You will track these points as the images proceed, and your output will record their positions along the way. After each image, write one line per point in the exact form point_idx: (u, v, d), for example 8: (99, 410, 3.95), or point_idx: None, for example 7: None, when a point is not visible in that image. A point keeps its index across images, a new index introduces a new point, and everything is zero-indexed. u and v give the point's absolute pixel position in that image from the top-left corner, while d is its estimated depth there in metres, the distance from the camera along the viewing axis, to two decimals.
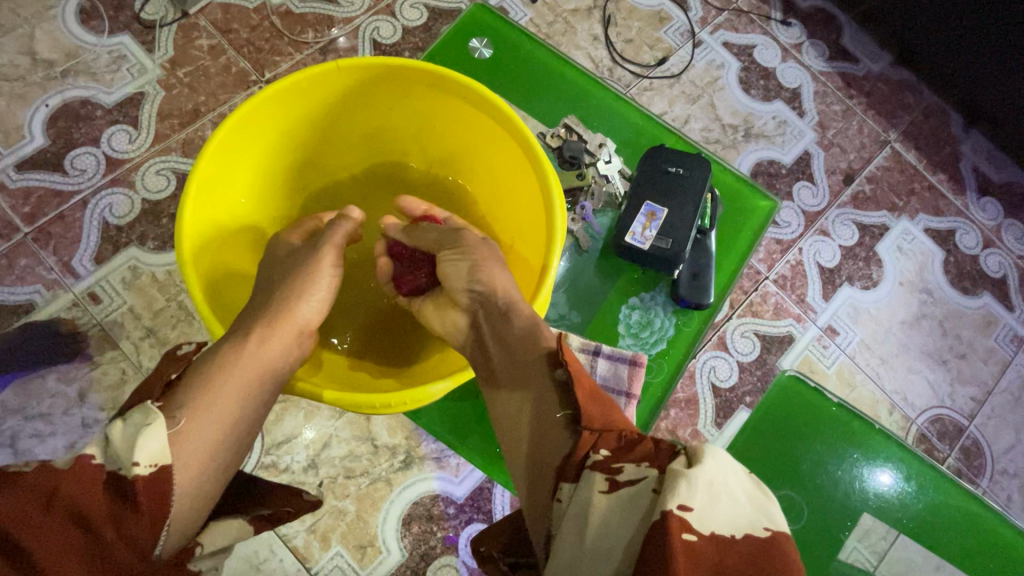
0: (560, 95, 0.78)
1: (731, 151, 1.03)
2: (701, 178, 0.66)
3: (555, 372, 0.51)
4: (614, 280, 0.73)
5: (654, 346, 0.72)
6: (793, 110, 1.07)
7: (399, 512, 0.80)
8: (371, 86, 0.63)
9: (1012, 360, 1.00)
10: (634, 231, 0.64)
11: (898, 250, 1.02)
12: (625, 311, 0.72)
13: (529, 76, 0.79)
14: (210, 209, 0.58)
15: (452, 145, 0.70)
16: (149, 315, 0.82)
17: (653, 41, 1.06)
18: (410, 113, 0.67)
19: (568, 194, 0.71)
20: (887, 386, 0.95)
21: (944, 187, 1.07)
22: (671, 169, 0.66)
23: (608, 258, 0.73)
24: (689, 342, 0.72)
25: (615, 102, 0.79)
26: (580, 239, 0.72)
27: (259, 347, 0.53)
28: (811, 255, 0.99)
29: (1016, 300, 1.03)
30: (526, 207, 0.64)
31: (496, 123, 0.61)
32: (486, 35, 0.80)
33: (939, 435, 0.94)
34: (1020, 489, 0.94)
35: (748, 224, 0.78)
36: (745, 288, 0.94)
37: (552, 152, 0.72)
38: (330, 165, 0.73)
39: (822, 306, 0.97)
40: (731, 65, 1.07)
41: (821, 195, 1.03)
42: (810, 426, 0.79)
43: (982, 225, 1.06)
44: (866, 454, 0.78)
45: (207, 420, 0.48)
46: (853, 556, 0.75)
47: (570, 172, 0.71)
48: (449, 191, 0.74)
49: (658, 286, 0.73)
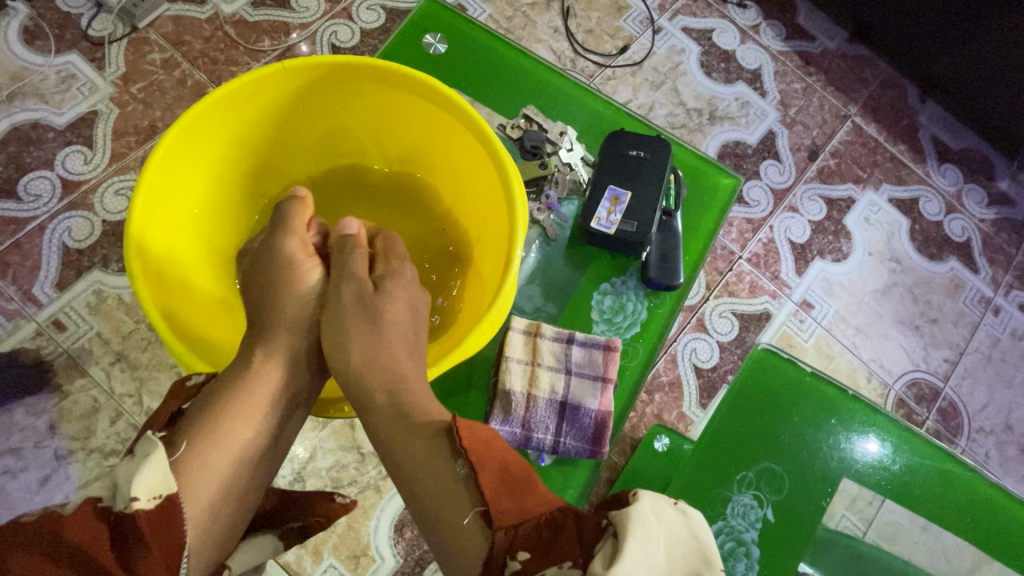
0: (519, 86, 0.78)
1: (697, 135, 1.04)
2: (662, 159, 0.66)
3: (456, 464, 0.47)
4: (586, 268, 0.73)
5: (628, 329, 0.71)
6: (755, 91, 1.08)
7: (390, 519, 0.79)
8: (317, 87, 0.62)
9: (982, 321, 1.03)
10: (599, 216, 0.65)
11: (865, 222, 1.04)
12: (597, 297, 0.72)
13: (486, 68, 0.79)
14: (162, 219, 0.56)
15: (408, 143, 0.70)
16: (118, 339, 0.80)
17: (613, 30, 1.07)
18: (360, 111, 0.67)
19: (532, 184, 0.71)
20: (864, 354, 0.97)
21: (906, 157, 1.10)
22: (633, 152, 0.66)
23: (577, 247, 0.73)
24: (662, 323, 0.72)
25: (574, 90, 0.79)
26: (547, 229, 0.71)
27: (260, 365, 0.53)
28: (783, 231, 1.01)
29: (981, 263, 1.06)
30: (490, 201, 0.63)
31: (450, 115, 0.61)
32: (439, 31, 0.79)
33: (916, 399, 0.97)
34: (997, 446, 0.97)
35: (714, 202, 0.78)
36: (720, 269, 0.96)
37: (513, 142, 0.72)
38: (288, 171, 0.71)
39: (796, 282, 0.99)
40: (692, 50, 1.08)
41: (788, 172, 1.05)
42: (786, 399, 0.75)
43: (944, 191, 1.09)
44: (844, 422, 0.76)
45: (219, 443, 0.48)
46: (850, 517, 0.73)
47: (533, 163, 0.71)
48: (412, 190, 0.73)
49: (629, 270, 0.73)
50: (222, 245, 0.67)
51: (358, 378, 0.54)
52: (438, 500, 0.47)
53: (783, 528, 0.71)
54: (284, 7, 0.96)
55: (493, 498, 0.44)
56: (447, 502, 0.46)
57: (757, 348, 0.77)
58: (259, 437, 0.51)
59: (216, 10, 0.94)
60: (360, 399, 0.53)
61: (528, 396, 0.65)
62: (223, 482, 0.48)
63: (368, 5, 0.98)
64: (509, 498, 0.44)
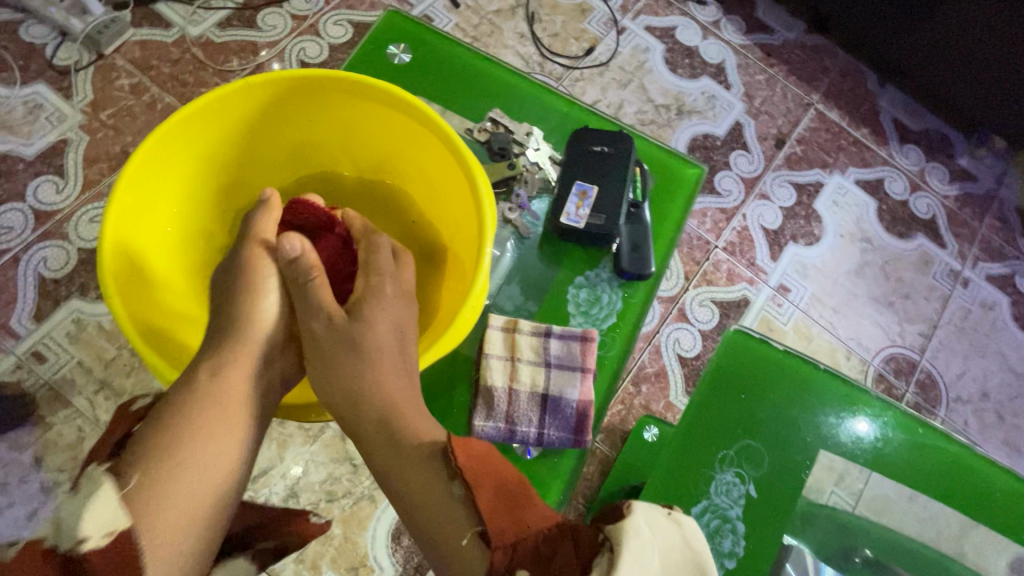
0: (485, 91, 0.79)
1: (666, 130, 1.06)
2: (626, 154, 0.68)
3: (453, 484, 0.47)
4: (561, 265, 0.74)
5: (605, 320, 0.72)
6: (719, 84, 1.11)
7: (387, 527, 0.79)
8: (283, 98, 0.63)
9: (952, 294, 1.06)
10: (568, 211, 0.66)
11: (834, 204, 1.07)
12: (572, 291, 0.72)
13: (451, 74, 0.80)
14: (135, 237, 0.56)
15: (379, 152, 0.70)
16: (101, 367, 0.79)
17: (579, 33, 1.09)
18: (328, 121, 0.67)
19: (501, 184, 0.72)
20: (842, 333, 1.00)
21: (869, 140, 1.13)
22: (597, 148, 0.68)
23: (550, 243, 0.74)
24: (638, 312, 0.73)
25: (539, 91, 0.80)
26: (519, 227, 0.73)
27: (217, 379, 0.50)
28: (755, 219, 1.03)
29: (947, 238, 1.09)
30: (462, 201, 0.64)
31: (415, 121, 0.62)
32: (403, 40, 0.81)
33: (895, 373, 0.99)
34: (976, 414, 0.99)
35: (680, 192, 0.80)
36: (697, 259, 0.99)
37: (482, 146, 0.74)
38: (260, 185, 0.71)
39: (771, 267, 1.01)
40: (656, 48, 1.11)
41: (756, 161, 1.07)
42: (760, 379, 0.71)
43: (908, 171, 1.13)
44: (821, 398, 0.71)
45: (180, 467, 0.44)
46: (835, 497, 0.68)
47: (501, 164, 0.72)
48: (385, 198, 0.73)
49: (602, 263, 0.74)
50: (199, 259, 0.66)
51: (348, 406, 0.54)
52: (435, 521, 0.47)
53: (764, 507, 0.67)
54: (251, 27, 0.97)
55: (488, 516, 0.44)
56: (444, 522, 0.46)
57: (729, 331, 0.73)
58: (225, 456, 0.46)
59: (183, 33, 0.95)
60: (353, 428, 0.54)
61: (509, 390, 0.65)
62: (189, 511, 0.43)
63: (335, 21, 0.99)
64: (507, 511, 0.44)
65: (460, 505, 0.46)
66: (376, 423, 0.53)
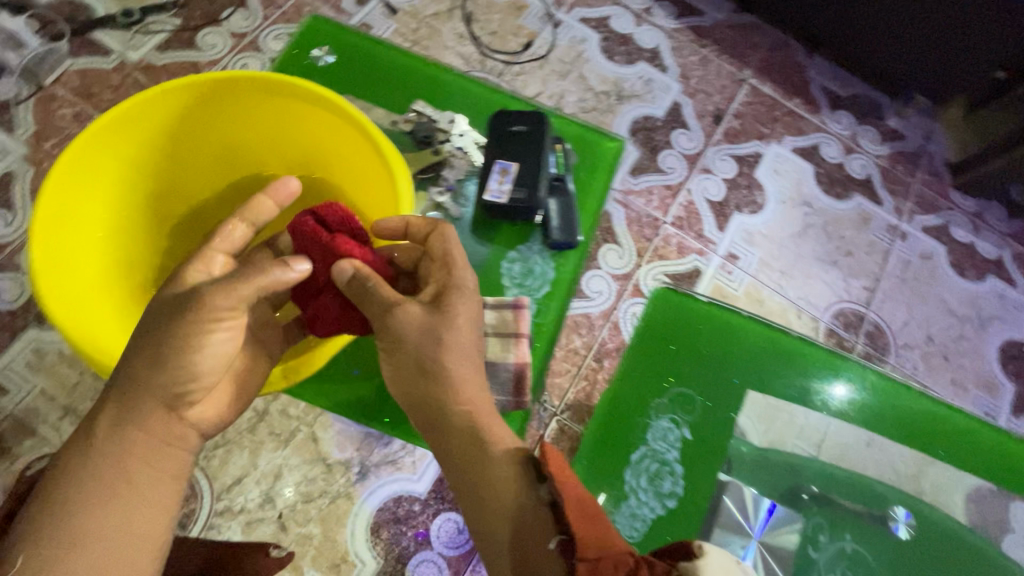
0: (408, 84, 0.82)
1: (608, 115, 1.10)
2: (541, 131, 0.72)
3: (540, 489, 0.53)
4: (491, 240, 0.76)
5: (539, 291, 0.75)
6: (656, 68, 1.16)
7: (365, 522, 0.81)
8: (202, 105, 0.66)
9: (893, 247, 1.11)
10: (490, 188, 0.70)
11: (774, 172, 1.12)
12: (506, 265, 0.75)
13: (373, 72, 0.82)
14: (64, 244, 0.58)
15: (304, 148, 0.72)
16: (64, 393, 0.80)
17: (516, 29, 1.13)
18: (249, 121, 0.69)
19: (429, 170, 0.76)
20: (791, 294, 1.04)
21: (801, 109, 1.19)
22: (515, 128, 0.72)
23: (480, 222, 0.76)
24: (571, 280, 0.76)
25: (459, 80, 0.83)
26: (449, 209, 0.75)
27: (111, 441, 0.50)
28: (700, 192, 1.08)
29: (883, 194, 1.15)
30: (382, 188, 0.66)
31: (332, 113, 0.65)
32: (325, 44, 0.83)
33: (844, 327, 1.04)
34: (923, 358, 1.04)
35: (603, 163, 0.82)
36: (648, 236, 1.03)
37: (408, 135, 0.77)
38: (190, 190, 0.73)
39: (719, 237, 1.05)
40: (592, 38, 1.15)
41: (697, 138, 1.12)
42: (696, 335, 0.74)
43: (841, 135, 1.18)
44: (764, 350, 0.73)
45: (66, 541, 0.46)
46: (791, 440, 0.70)
47: (426, 151, 0.76)
48: (315, 192, 0.75)
49: (532, 236, 0.76)
50: (135, 264, 0.68)
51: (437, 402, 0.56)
52: (512, 520, 0.52)
53: (702, 452, 0.69)
54: (191, 47, 0.98)
55: (572, 523, 0.48)
56: (524, 524, 0.51)
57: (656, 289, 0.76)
58: (116, 519, 0.48)
59: (123, 58, 0.96)
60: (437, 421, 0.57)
61: None
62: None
63: (274, 36, 1.02)
64: (585, 521, 0.48)
65: (541, 510, 0.52)
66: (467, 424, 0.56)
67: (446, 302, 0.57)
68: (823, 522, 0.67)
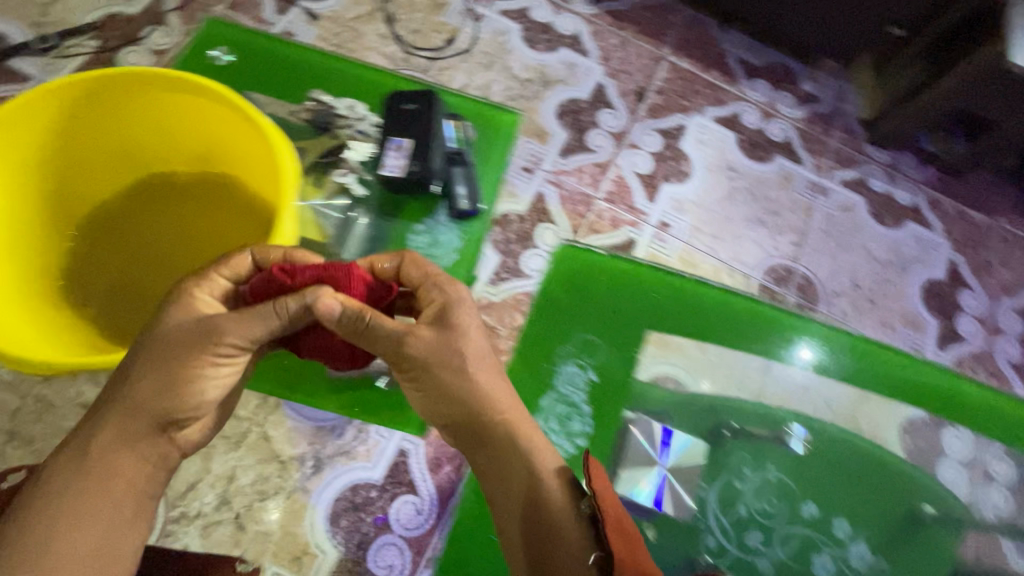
0: (308, 77, 0.85)
1: (534, 101, 1.14)
2: (432, 107, 0.76)
3: (580, 505, 0.62)
4: (397, 216, 0.79)
5: (445, 258, 0.80)
6: (577, 52, 1.20)
7: (324, 513, 0.82)
8: (82, 108, 0.71)
9: (815, 202, 1.17)
10: (386, 164, 0.73)
11: (698, 142, 1.17)
12: (413, 237, 0.79)
13: (273, 67, 0.85)
14: None
15: (200, 142, 0.79)
16: (6, 419, 0.79)
17: (438, 26, 1.16)
18: (144, 120, 0.76)
19: (330, 154, 0.78)
20: (723, 255, 1.09)
21: (719, 81, 1.24)
22: (408, 106, 0.76)
23: (385, 198, 0.79)
24: (476, 245, 0.81)
25: (357, 68, 0.86)
26: (353, 188, 0.77)
27: (116, 458, 0.57)
28: (628, 167, 1.12)
29: (803, 155, 1.21)
30: (268, 165, 0.72)
31: (213, 103, 0.72)
32: (224, 44, 0.85)
33: (776, 282, 1.09)
34: (852, 304, 1.10)
35: (499, 135, 0.87)
36: (581, 212, 1.06)
37: (305, 123, 0.80)
38: (91, 191, 0.79)
39: (650, 207, 1.10)
40: (513, 29, 1.19)
41: (622, 116, 1.16)
42: (603, 284, 0.85)
43: (759, 103, 1.24)
44: (671, 295, 0.85)
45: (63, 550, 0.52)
46: (664, 370, 0.82)
47: (325, 136, 0.79)
48: (217, 183, 0.82)
49: (437, 208, 0.80)
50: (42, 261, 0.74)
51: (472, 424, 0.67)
52: (550, 522, 0.61)
53: (603, 386, 0.80)
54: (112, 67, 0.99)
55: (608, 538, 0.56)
56: (562, 529, 0.60)
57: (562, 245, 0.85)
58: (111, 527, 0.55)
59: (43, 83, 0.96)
60: (479, 434, 0.66)
61: None
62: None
63: None
64: (620, 540, 0.56)
65: (580, 521, 0.61)
66: (504, 438, 0.66)
67: (450, 319, 0.65)
68: (748, 459, 0.79)
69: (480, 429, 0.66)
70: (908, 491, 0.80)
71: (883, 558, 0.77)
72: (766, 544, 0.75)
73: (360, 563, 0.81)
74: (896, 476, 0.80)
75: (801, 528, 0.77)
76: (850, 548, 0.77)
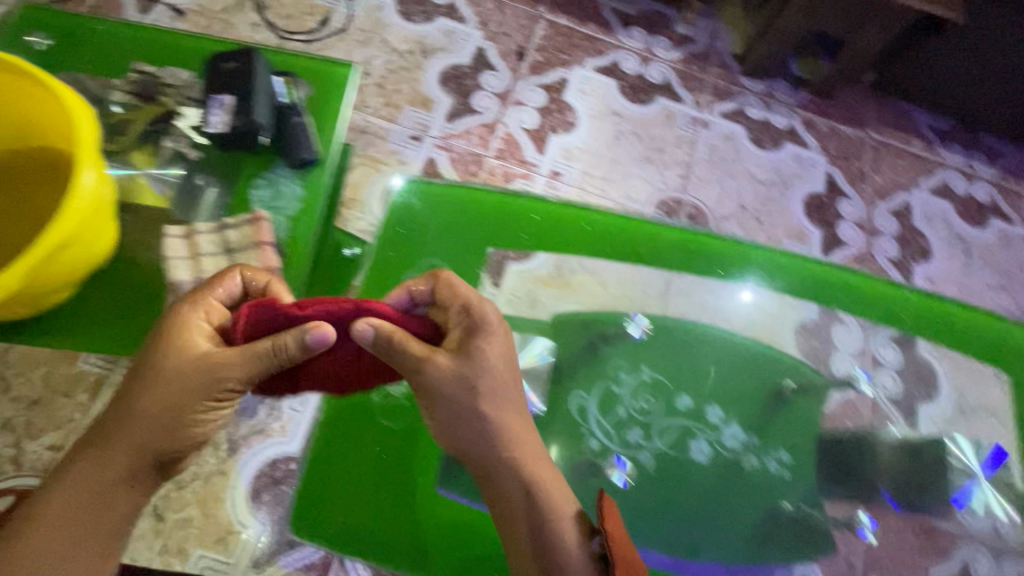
0: (134, 53, 0.74)
1: (416, 71, 1.16)
2: (256, 63, 0.67)
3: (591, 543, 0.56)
4: (238, 174, 0.70)
5: (290, 212, 0.68)
6: (454, 20, 1.22)
7: (245, 491, 0.83)
8: None
9: (699, 136, 1.23)
10: (207, 122, 0.66)
11: (581, 93, 1.22)
12: (252, 194, 0.69)
13: (94, 47, 0.74)
14: None
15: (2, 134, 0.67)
16: None
17: (310, 8, 1.16)
18: None
19: (161, 122, 0.70)
20: (614, 195, 1.14)
21: (596, 33, 1.28)
22: (229, 63, 0.68)
23: (219, 157, 0.70)
24: (322, 196, 0.70)
25: (196, 41, 0.76)
26: (185, 153, 0.69)
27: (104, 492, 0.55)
28: (515, 123, 1.16)
29: (683, 93, 1.27)
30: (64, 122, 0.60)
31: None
32: (37, 26, 0.75)
33: (667, 214, 1.15)
34: (740, 225, 1.17)
35: (337, 91, 0.74)
36: (473, 172, 1.10)
37: (131, 96, 0.71)
38: None
39: (539, 159, 1.14)
40: (387, 4, 1.20)
41: (504, 76, 1.19)
42: (461, 218, 0.74)
43: (637, 49, 1.29)
44: (551, 230, 0.74)
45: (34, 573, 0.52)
46: (512, 294, 0.72)
47: (153, 107, 0.71)
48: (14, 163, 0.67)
49: (275, 161, 0.70)
50: None
51: (490, 444, 0.58)
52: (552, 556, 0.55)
53: None
54: None
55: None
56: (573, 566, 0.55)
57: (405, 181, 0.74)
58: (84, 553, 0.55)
59: None
60: (492, 477, 0.58)
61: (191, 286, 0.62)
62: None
63: None
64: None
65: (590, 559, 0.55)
66: (516, 463, 0.58)
67: (472, 348, 0.57)
68: (623, 360, 0.71)
69: (494, 448, 0.58)
70: (788, 368, 0.72)
71: (756, 436, 0.70)
72: (645, 440, 0.68)
73: (287, 534, 0.82)
74: (779, 356, 0.73)
75: (678, 419, 0.70)
76: (726, 430, 0.70)
